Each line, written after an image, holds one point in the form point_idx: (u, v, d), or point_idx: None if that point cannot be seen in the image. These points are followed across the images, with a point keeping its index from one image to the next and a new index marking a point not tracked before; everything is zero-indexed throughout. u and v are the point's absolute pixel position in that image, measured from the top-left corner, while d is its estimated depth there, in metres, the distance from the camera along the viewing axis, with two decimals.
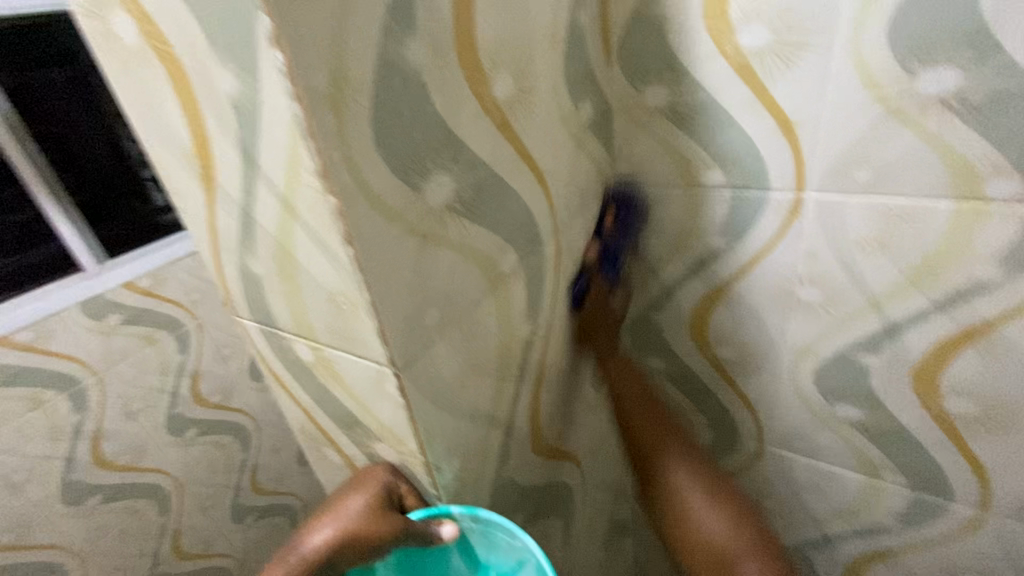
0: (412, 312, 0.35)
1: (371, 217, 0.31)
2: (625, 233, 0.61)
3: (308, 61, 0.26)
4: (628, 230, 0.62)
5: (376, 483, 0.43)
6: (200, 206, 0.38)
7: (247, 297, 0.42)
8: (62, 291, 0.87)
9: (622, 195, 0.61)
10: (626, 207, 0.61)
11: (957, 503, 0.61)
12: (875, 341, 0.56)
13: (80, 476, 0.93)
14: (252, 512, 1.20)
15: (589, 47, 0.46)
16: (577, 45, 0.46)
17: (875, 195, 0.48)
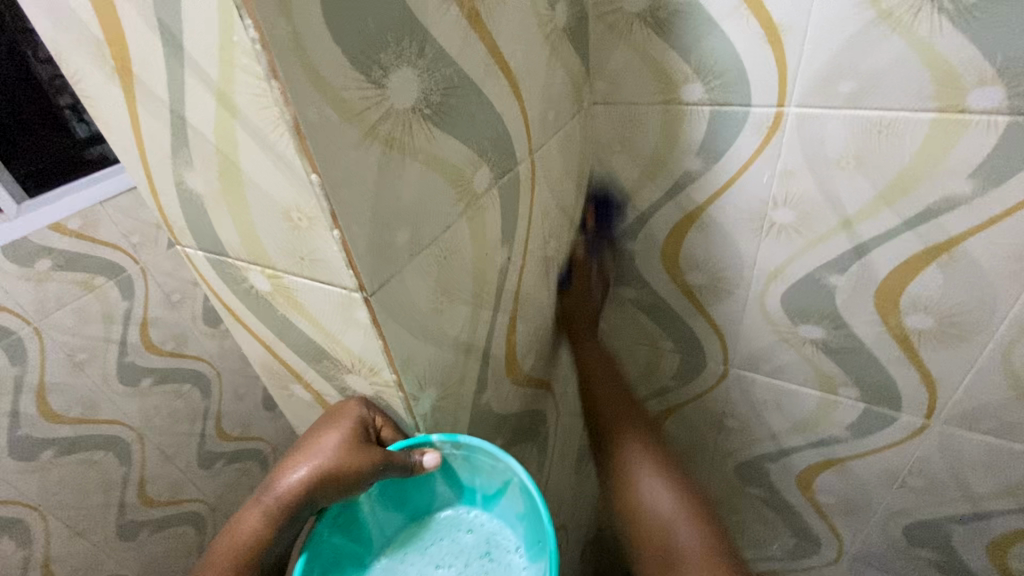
0: (380, 230, 0.32)
1: (326, 114, 0.26)
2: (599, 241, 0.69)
3: None
4: (608, 227, 0.68)
5: (351, 417, 0.41)
6: (121, 111, 0.32)
7: (188, 221, 0.37)
8: None
9: (601, 195, 0.66)
10: (606, 205, 0.66)
11: (903, 412, 0.65)
12: (844, 262, 0.57)
13: (26, 432, 0.87)
14: (220, 458, 1.18)
15: (591, 221, 0.67)
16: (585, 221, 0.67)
17: (857, 108, 0.47)
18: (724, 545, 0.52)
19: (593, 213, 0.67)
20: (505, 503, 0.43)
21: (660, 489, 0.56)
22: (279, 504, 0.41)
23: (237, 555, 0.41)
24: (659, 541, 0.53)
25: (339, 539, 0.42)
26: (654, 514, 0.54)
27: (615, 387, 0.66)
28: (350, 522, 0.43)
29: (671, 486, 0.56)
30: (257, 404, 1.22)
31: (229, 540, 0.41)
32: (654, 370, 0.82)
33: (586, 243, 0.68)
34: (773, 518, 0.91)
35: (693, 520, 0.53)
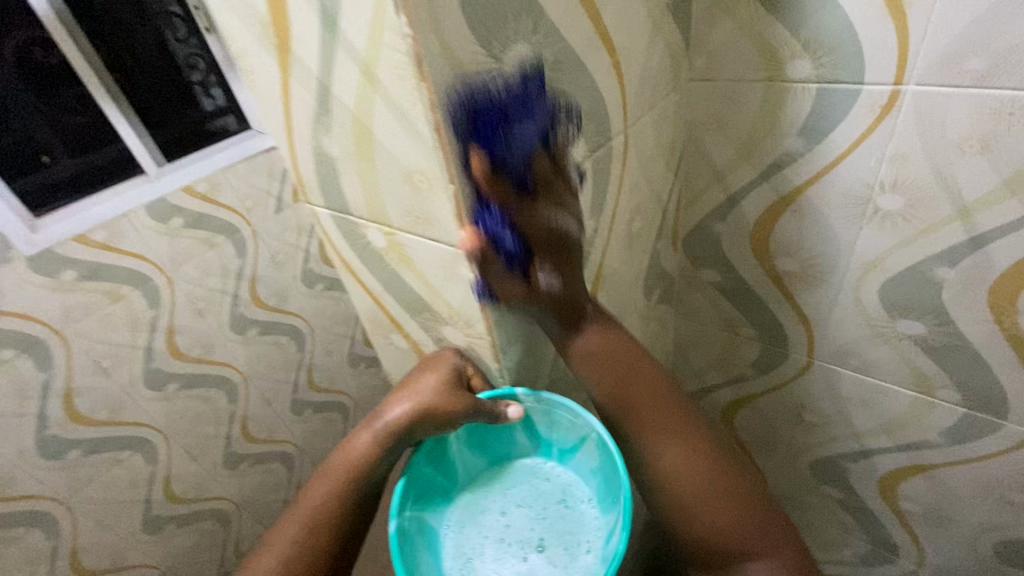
0: (487, 193, 0.35)
1: (452, 85, 0.30)
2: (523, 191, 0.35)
3: None
4: (522, 140, 0.33)
5: (446, 363, 0.45)
6: (274, 84, 0.38)
7: (320, 181, 0.43)
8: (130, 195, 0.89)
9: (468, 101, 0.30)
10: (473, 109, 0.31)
11: (1008, 421, 0.60)
12: (954, 254, 0.53)
13: (158, 364, 1.02)
14: (309, 406, 1.32)
15: (480, 161, 0.32)
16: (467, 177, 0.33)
17: (985, 87, 0.44)
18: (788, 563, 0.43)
19: (481, 147, 0.32)
20: (581, 458, 0.46)
21: (687, 460, 0.44)
22: (384, 431, 0.46)
23: (348, 471, 0.47)
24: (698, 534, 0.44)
25: (430, 471, 0.47)
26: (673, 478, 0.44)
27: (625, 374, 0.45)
28: (441, 457, 0.48)
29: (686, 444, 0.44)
30: (343, 360, 1.35)
31: (343, 456, 0.48)
32: (732, 356, 0.80)
33: (490, 172, 0.33)
34: (848, 520, 0.88)
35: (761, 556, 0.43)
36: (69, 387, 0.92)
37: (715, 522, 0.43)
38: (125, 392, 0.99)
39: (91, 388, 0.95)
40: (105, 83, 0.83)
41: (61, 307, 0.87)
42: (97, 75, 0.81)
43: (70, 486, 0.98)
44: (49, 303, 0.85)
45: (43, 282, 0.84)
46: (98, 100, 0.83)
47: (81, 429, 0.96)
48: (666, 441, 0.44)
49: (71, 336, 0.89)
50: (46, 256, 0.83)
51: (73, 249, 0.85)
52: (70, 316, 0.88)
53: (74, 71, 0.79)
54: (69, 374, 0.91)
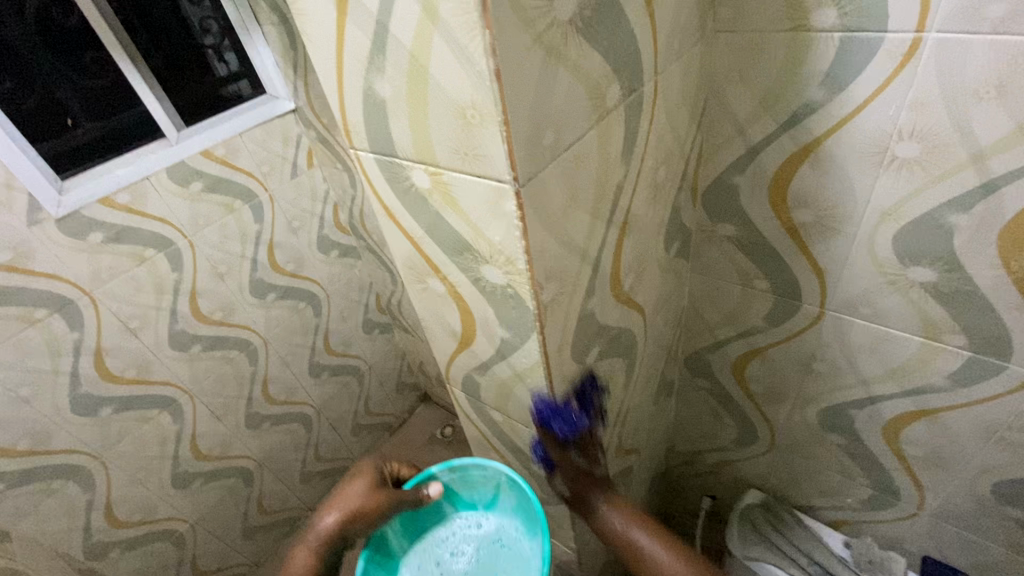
0: (534, 129, 0.37)
1: (509, 19, 0.32)
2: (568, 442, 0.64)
3: None
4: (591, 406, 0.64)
5: (369, 469, 0.71)
6: (329, 26, 0.39)
7: (368, 125, 0.45)
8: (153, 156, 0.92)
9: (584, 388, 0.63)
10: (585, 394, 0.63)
11: (1011, 362, 0.64)
12: (968, 200, 0.55)
13: (182, 326, 1.05)
14: (325, 369, 1.38)
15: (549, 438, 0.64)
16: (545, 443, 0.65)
17: (1007, 32, 0.45)
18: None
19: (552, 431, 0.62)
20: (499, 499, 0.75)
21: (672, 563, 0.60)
22: (321, 543, 0.64)
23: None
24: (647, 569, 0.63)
25: (375, 567, 0.72)
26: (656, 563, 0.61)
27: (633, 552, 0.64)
28: (384, 555, 0.72)
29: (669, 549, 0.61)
30: (358, 325, 1.41)
31: None
32: (745, 310, 0.83)
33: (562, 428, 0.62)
34: (851, 466, 0.92)
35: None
36: (99, 346, 0.95)
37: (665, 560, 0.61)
38: (152, 351, 1.03)
39: (119, 347, 0.98)
40: (123, 44, 0.87)
41: (90, 268, 0.89)
42: (115, 37, 0.86)
43: (104, 442, 1.02)
44: (77, 263, 0.88)
45: (69, 244, 0.86)
46: (118, 62, 0.87)
47: (112, 388, 0.99)
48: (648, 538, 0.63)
49: (99, 297, 0.92)
50: (75, 217, 0.85)
51: (99, 211, 0.87)
52: (98, 277, 0.91)
53: (94, 32, 0.84)
54: (98, 335, 0.94)
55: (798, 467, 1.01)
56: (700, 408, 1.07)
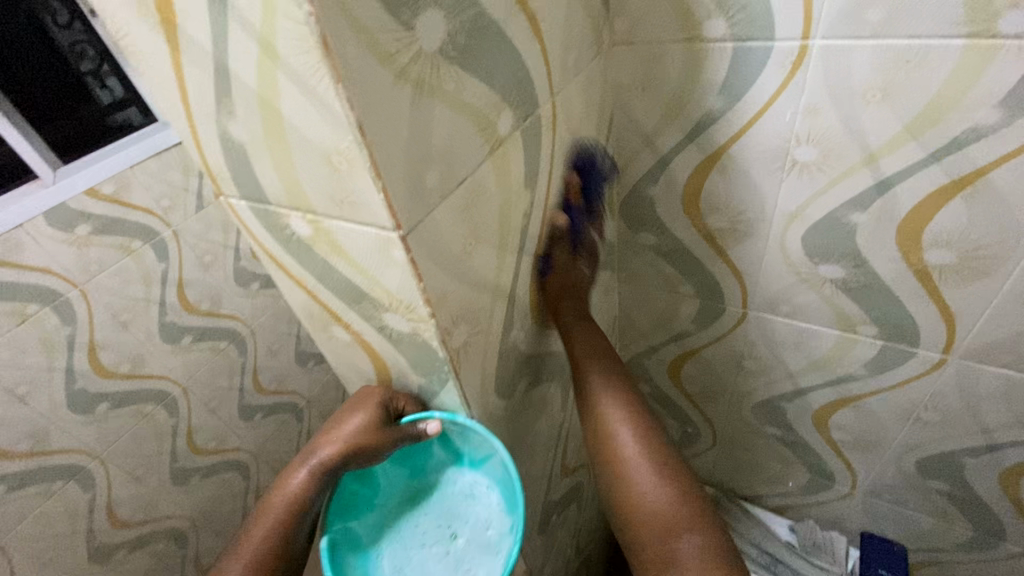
0: (413, 170, 0.33)
1: (361, 57, 0.28)
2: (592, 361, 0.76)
3: None
4: None
5: (373, 403, 0.53)
6: (165, 65, 0.34)
7: (231, 170, 0.39)
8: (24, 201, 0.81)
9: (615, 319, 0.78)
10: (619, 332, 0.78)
11: (920, 348, 0.66)
12: (865, 199, 0.57)
13: (83, 385, 0.93)
14: (259, 409, 1.26)
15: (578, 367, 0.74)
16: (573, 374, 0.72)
17: (884, 37, 0.46)
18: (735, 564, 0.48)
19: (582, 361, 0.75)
20: (488, 468, 0.54)
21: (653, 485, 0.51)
22: (311, 471, 0.54)
23: (286, 507, 0.53)
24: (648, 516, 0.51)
25: (356, 485, 0.58)
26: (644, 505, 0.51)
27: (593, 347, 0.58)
28: (366, 475, 0.57)
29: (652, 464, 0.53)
30: (291, 359, 1.29)
31: (274, 497, 0.54)
32: (673, 315, 0.83)
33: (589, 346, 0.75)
34: (788, 455, 0.95)
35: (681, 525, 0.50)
36: None
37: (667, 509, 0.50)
38: (47, 417, 0.90)
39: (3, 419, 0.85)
40: None
41: None
42: None
43: None
44: None
45: None
46: None
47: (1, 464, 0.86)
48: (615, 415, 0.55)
49: None
50: None
51: None
52: None
53: None
54: None
55: (741, 460, 1.03)
56: (643, 412, 1.07)
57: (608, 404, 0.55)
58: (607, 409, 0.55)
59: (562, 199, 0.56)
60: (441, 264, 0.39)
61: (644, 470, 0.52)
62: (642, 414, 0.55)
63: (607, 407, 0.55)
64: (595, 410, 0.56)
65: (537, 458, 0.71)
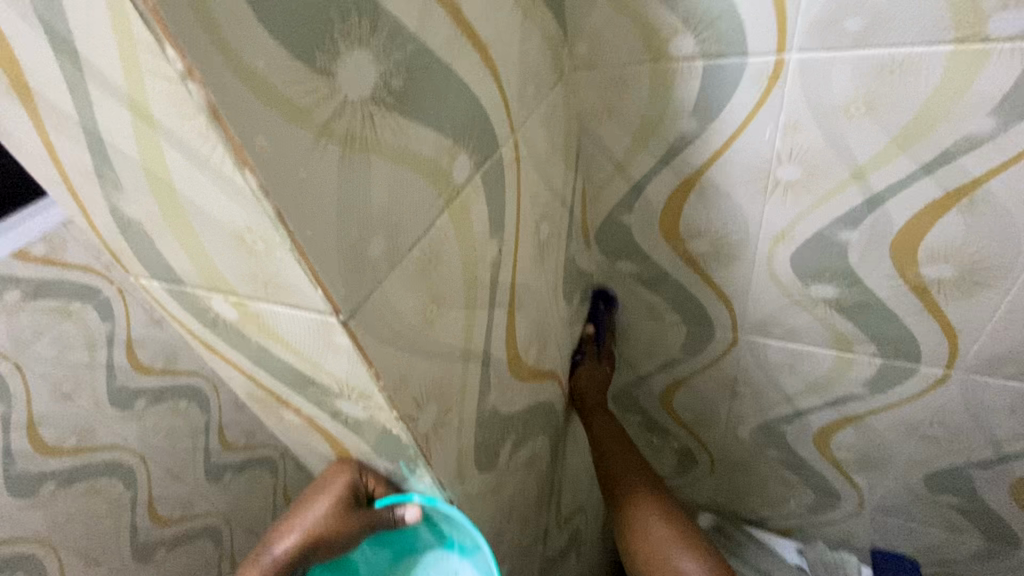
0: (349, 242, 0.27)
1: (264, 116, 0.22)
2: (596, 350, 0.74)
3: None
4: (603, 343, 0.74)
5: (341, 484, 0.45)
6: (29, 133, 0.27)
7: (134, 248, 0.33)
8: None
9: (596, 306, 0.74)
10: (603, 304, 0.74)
11: (922, 364, 0.63)
12: (854, 216, 0.53)
13: (20, 466, 0.72)
14: (230, 467, 1.00)
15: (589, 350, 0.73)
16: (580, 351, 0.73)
17: (866, 47, 0.43)
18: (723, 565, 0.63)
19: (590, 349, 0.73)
20: (478, 558, 0.45)
21: (662, 529, 0.66)
22: (270, 570, 0.44)
23: None
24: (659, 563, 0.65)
25: None
26: (655, 553, 0.65)
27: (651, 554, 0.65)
28: (340, 564, 0.48)
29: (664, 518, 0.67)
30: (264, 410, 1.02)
31: None
32: (660, 344, 0.79)
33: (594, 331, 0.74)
34: (790, 476, 0.91)
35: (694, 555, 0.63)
36: None
37: (667, 555, 0.65)
38: None
39: None
40: None
41: None
42: None
43: None
44: None
45: None
46: None
47: None
48: (650, 517, 0.67)
49: None
50: None
51: None
52: None
53: None
54: None
55: (741, 484, 0.98)
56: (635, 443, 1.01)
57: (638, 510, 0.68)
58: (637, 504, 0.68)
59: (535, 240, 0.51)
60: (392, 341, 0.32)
61: (686, 554, 0.64)
62: (663, 503, 0.68)
63: (648, 524, 0.67)
64: (630, 509, 0.68)
65: (529, 518, 0.65)
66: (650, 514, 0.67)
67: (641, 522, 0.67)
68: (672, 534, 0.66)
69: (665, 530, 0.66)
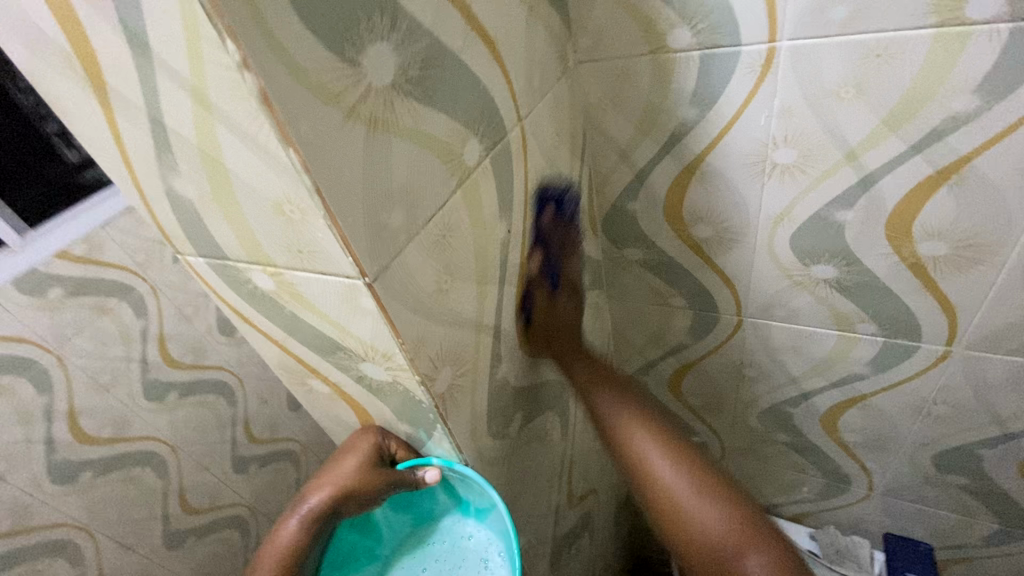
0: (374, 213, 0.31)
1: (303, 98, 0.25)
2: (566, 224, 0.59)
3: None
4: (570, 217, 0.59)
5: (367, 445, 0.48)
6: (98, 122, 0.31)
7: (183, 227, 0.37)
8: None
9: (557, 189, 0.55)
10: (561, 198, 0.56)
11: (923, 342, 0.64)
12: (849, 196, 0.55)
13: (63, 455, 0.84)
14: (254, 460, 1.15)
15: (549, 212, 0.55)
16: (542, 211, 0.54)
17: (854, 32, 0.45)
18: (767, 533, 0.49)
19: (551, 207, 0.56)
20: (492, 520, 0.49)
21: (674, 474, 0.51)
22: (304, 523, 0.48)
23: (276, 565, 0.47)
24: (673, 500, 0.51)
25: (355, 536, 0.52)
26: (664, 490, 0.51)
27: (656, 486, 0.52)
28: (366, 524, 0.52)
29: (653, 437, 0.54)
30: (282, 405, 1.19)
31: (267, 552, 0.48)
32: (668, 328, 0.81)
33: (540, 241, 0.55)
34: (799, 460, 0.92)
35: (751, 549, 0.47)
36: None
37: (687, 496, 0.50)
38: (29, 492, 0.82)
39: None
40: None
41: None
42: None
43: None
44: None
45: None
46: None
47: None
48: (637, 428, 0.54)
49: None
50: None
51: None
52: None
53: None
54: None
55: (751, 470, 1.00)
56: None
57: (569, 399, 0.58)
58: (645, 451, 0.53)
59: (543, 222, 0.54)
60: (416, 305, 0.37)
61: (689, 491, 0.50)
62: (681, 446, 0.54)
63: (648, 452, 0.53)
64: (626, 446, 0.54)
65: (540, 492, 0.68)
66: (637, 431, 0.54)
67: (644, 455, 0.53)
68: (672, 466, 0.52)
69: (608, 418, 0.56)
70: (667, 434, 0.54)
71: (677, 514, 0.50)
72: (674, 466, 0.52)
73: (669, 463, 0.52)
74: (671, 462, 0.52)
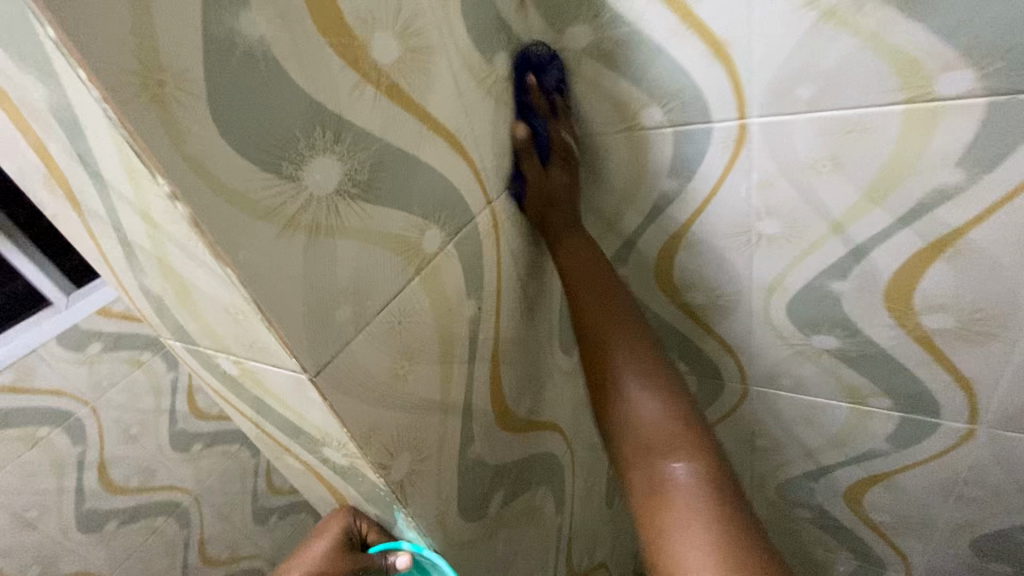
0: (317, 313, 0.33)
1: (237, 218, 0.28)
2: (554, 107, 0.51)
3: (115, 75, 0.23)
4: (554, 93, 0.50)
5: (336, 528, 0.48)
6: (79, 227, 0.35)
7: (157, 314, 0.39)
8: (39, 326, 0.87)
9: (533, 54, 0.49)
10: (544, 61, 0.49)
11: (943, 419, 0.60)
12: (842, 267, 0.53)
13: (92, 504, 0.95)
14: (274, 512, 1.22)
15: (535, 94, 0.49)
16: (525, 96, 0.49)
17: (824, 109, 0.45)
18: (724, 486, 0.44)
19: (535, 83, 0.49)
20: None
21: (653, 404, 0.49)
22: None
23: None
24: (648, 449, 0.47)
25: None
26: (636, 422, 0.49)
27: (636, 433, 0.48)
28: None
29: (642, 367, 0.51)
30: None
31: None
32: None
33: (531, 127, 0.50)
34: (827, 539, 0.85)
35: (683, 458, 0.45)
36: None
37: (661, 432, 0.48)
38: (56, 542, 0.93)
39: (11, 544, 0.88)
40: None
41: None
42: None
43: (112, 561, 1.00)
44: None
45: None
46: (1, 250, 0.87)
47: None
48: (627, 359, 0.51)
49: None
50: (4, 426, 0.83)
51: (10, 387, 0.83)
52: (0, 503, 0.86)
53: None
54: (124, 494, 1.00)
55: (775, 546, 0.92)
56: None
57: (624, 377, 0.51)
58: (620, 371, 0.51)
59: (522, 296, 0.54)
60: (524, 180, 0.51)
61: (665, 427, 0.47)
62: (662, 376, 0.51)
63: (630, 390, 0.50)
64: (606, 369, 0.52)
65: (529, 568, 0.65)
66: (628, 369, 0.51)
67: (618, 370, 0.51)
68: (658, 402, 0.49)
69: (656, 399, 0.49)
70: (655, 360, 0.52)
71: (651, 470, 0.46)
72: (659, 404, 0.49)
73: (656, 400, 0.49)
74: (653, 398, 0.49)
